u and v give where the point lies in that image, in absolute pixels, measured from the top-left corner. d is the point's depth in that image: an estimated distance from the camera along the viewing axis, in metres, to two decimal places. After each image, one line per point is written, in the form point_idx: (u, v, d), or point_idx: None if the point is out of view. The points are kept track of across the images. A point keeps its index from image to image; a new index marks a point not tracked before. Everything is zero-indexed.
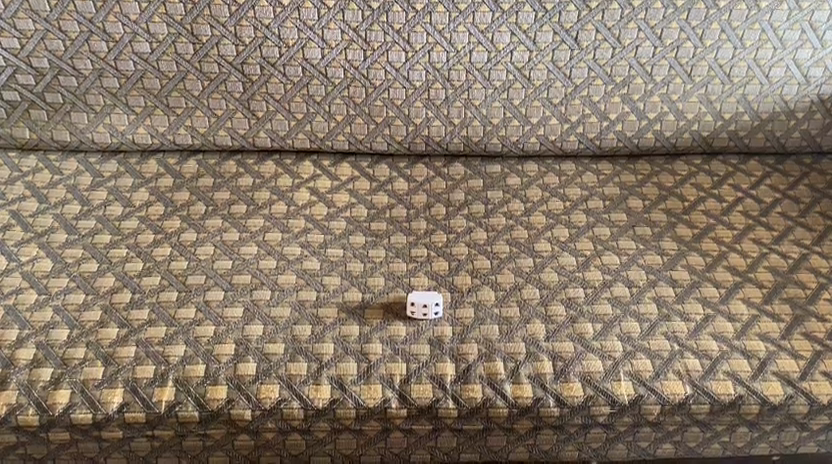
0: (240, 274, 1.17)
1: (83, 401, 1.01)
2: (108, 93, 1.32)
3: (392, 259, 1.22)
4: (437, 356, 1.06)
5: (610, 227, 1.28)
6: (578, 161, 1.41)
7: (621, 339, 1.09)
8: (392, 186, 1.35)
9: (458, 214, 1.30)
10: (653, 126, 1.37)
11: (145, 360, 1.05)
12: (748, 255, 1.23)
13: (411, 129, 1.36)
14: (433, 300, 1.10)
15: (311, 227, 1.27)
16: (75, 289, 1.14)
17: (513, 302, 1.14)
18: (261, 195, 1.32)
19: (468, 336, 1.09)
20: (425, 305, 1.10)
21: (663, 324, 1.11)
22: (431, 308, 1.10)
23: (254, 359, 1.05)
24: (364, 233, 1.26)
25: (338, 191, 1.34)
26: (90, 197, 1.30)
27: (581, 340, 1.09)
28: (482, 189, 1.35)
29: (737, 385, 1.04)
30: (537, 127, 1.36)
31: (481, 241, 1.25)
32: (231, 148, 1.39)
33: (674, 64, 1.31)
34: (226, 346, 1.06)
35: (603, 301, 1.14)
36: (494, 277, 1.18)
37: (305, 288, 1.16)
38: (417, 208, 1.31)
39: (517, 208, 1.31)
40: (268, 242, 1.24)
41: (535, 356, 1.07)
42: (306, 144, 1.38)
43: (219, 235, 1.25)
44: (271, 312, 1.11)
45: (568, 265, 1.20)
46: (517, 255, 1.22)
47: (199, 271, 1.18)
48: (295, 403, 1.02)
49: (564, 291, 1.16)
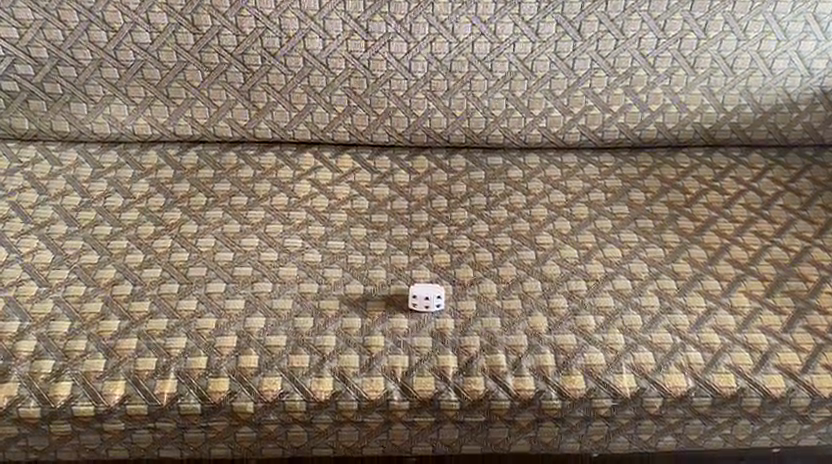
0: (286, 267, 1.18)
1: (137, 391, 1.02)
2: (148, 85, 1.35)
3: (436, 251, 1.22)
4: (487, 348, 1.07)
5: (652, 221, 1.27)
6: (616, 153, 1.42)
7: (669, 331, 1.09)
8: (432, 178, 1.35)
9: (499, 205, 1.30)
10: (692, 117, 1.39)
11: (197, 351, 1.06)
12: (792, 249, 1.22)
13: (452, 121, 1.38)
14: (434, 293, 1.11)
15: (353, 220, 1.27)
16: (123, 282, 1.15)
17: (560, 294, 1.15)
18: (302, 188, 1.32)
19: (517, 329, 1.10)
20: (427, 298, 1.11)
21: (710, 318, 1.11)
22: (430, 302, 1.11)
23: (306, 352, 1.06)
24: (406, 225, 1.26)
25: (378, 184, 1.34)
26: (132, 189, 1.31)
27: (630, 332, 1.09)
28: (523, 180, 1.35)
29: (786, 377, 1.05)
30: (579, 118, 1.38)
31: (524, 233, 1.25)
32: (272, 140, 1.41)
33: (715, 55, 1.34)
34: (278, 339, 1.07)
35: (649, 293, 1.15)
36: (540, 269, 1.19)
37: (352, 280, 1.16)
38: (458, 200, 1.31)
39: (559, 201, 1.31)
40: (311, 235, 1.24)
41: (584, 348, 1.07)
42: (347, 138, 1.40)
43: (262, 227, 1.25)
44: (320, 304, 1.12)
45: (613, 257, 1.20)
46: (561, 247, 1.22)
47: (245, 263, 1.18)
48: (349, 396, 1.03)
49: (612, 283, 1.16)
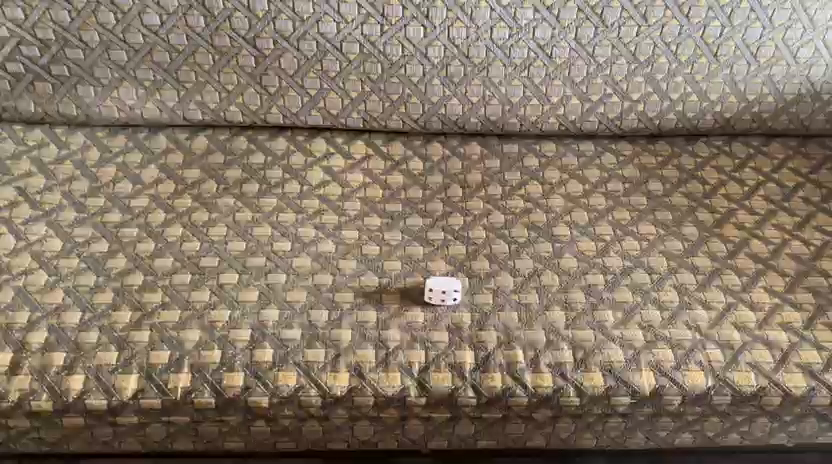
0: (254, 256, 1.15)
1: (97, 387, 0.99)
2: (115, 66, 1.26)
3: (409, 243, 1.20)
4: (456, 343, 1.05)
5: (630, 211, 1.25)
6: (597, 141, 1.37)
7: (642, 328, 1.08)
8: (408, 166, 1.32)
9: (475, 196, 1.28)
10: (675, 107, 1.32)
11: (160, 345, 1.03)
12: (770, 242, 1.21)
13: (428, 107, 1.31)
14: (448, 285, 1.09)
15: (325, 208, 1.25)
16: (87, 271, 1.12)
17: (532, 288, 1.13)
18: (274, 174, 1.29)
19: (487, 324, 1.07)
20: (444, 292, 1.08)
21: (684, 314, 1.10)
22: (450, 295, 1.09)
23: (271, 345, 1.03)
24: (379, 215, 1.24)
25: (352, 170, 1.31)
26: (98, 173, 1.27)
27: (601, 328, 1.07)
28: (500, 169, 1.32)
29: (759, 376, 1.03)
30: (558, 107, 1.31)
31: (499, 225, 1.23)
32: (242, 123, 1.34)
33: (699, 43, 1.26)
34: (242, 331, 1.04)
35: (623, 288, 1.13)
36: (512, 262, 1.17)
37: (320, 271, 1.14)
38: (434, 189, 1.29)
39: (535, 190, 1.28)
40: (281, 223, 1.21)
41: (554, 344, 1.05)
42: (319, 121, 1.33)
43: (232, 215, 1.22)
44: (287, 296, 1.10)
45: (589, 251, 1.18)
46: (535, 240, 1.20)
47: (212, 252, 1.16)
48: (312, 391, 1.00)
49: (584, 278, 1.14)
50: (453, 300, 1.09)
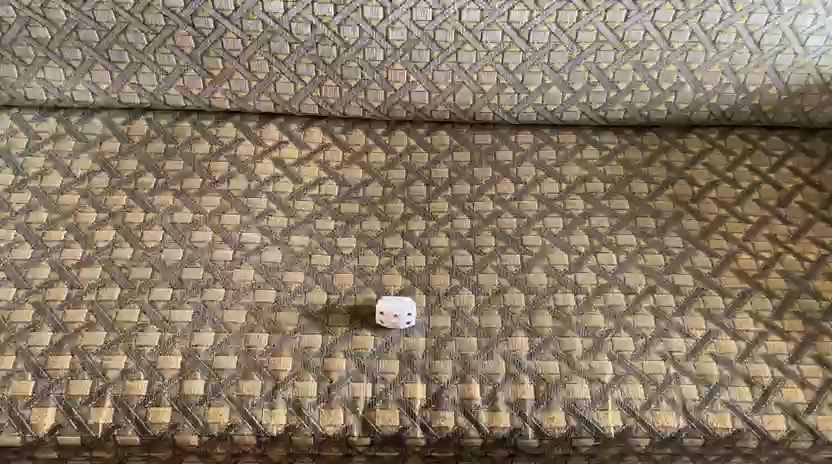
0: (191, 267, 1.05)
1: (11, 422, 0.91)
2: (38, 44, 1.13)
3: (364, 251, 1.09)
4: (407, 375, 0.96)
5: (610, 217, 1.14)
6: (580, 132, 1.24)
7: (612, 359, 0.98)
8: (369, 158, 1.20)
9: (440, 195, 1.16)
10: (666, 98, 1.19)
11: (82, 373, 0.94)
12: (761, 256, 1.10)
13: (390, 94, 1.18)
14: (401, 310, 0.98)
15: (273, 208, 1.13)
16: (6, 283, 1.02)
17: (495, 309, 1.03)
18: (219, 166, 1.17)
19: (442, 352, 0.98)
20: (397, 318, 0.98)
21: (660, 342, 1.00)
22: (402, 320, 0.99)
23: (202, 376, 0.94)
24: (333, 217, 1.13)
25: (306, 163, 1.19)
26: (24, 163, 1.15)
27: (568, 358, 0.98)
28: (470, 164, 1.20)
29: (736, 418, 0.94)
30: (535, 96, 1.18)
31: (464, 232, 1.12)
32: (185, 107, 1.21)
33: (698, 29, 1.11)
34: (170, 358, 0.95)
35: (595, 311, 1.03)
36: (476, 277, 1.06)
37: (263, 286, 1.04)
38: (395, 186, 1.17)
39: (507, 190, 1.17)
40: (224, 226, 1.10)
41: (515, 377, 0.96)
42: (269, 107, 1.19)
43: (170, 216, 1.11)
44: (224, 316, 1.00)
45: (560, 264, 1.08)
46: (503, 250, 1.09)
47: (145, 261, 1.05)
48: (246, 429, 0.91)
49: (553, 298, 1.04)
50: (406, 325, 1.00)
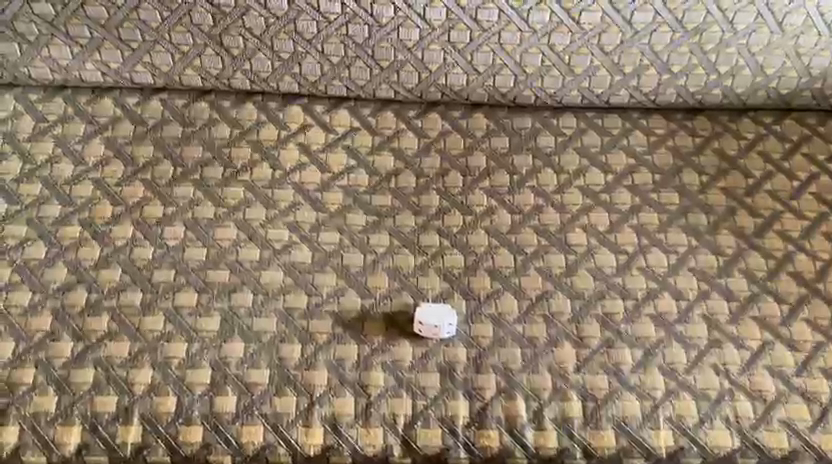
0: (216, 269, 0.98)
1: (35, 441, 0.86)
2: (41, 21, 1.04)
3: (398, 250, 1.02)
4: (449, 390, 0.91)
5: (659, 212, 1.07)
6: (626, 115, 1.15)
7: (663, 373, 0.94)
8: (400, 144, 1.12)
9: (477, 186, 1.08)
10: (722, 82, 1.10)
11: (106, 388, 0.89)
12: (819, 258, 1.04)
13: (425, 76, 1.09)
14: (442, 320, 0.93)
15: (300, 200, 1.06)
16: (20, 286, 0.96)
17: (539, 316, 0.97)
18: (240, 153, 1.09)
19: (485, 364, 0.93)
20: (437, 328, 0.93)
21: (712, 354, 0.95)
22: (442, 331, 0.94)
23: (234, 391, 0.90)
24: (364, 210, 1.06)
25: (333, 149, 1.11)
26: (32, 150, 1.07)
27: (617, 373, 0.94)
28: (509, 151, 1.11)
29: (793, 437, 0.90)
30: (582, 79, 1.09)
31: (504, 228, 1.04)
32: (202, 87, 1.11)
33: (763, 9, 1.03)
34: (200, 373, 0.90)
35: (644, 319, 0.98)
36: (518, 280, 1.00)
37: (294, 289, 0.98)
38: (429, 175, 1.09)
39: (549, 182, 1.09)
40: (249, 222, 1.03)
41: (563, 392, 0.92)
42: (294, 89, 1.10)
43: (190, 210, 1.04)
44: (253, 324, 0.94)
45: (607, 266, 1.02)
46: (546, 250, 1.03)
47: (167, 261, 0.99)
48: (282, 449, 0.87)
49: (600, 304, 0.99)
50: (446, 335, 0.94)
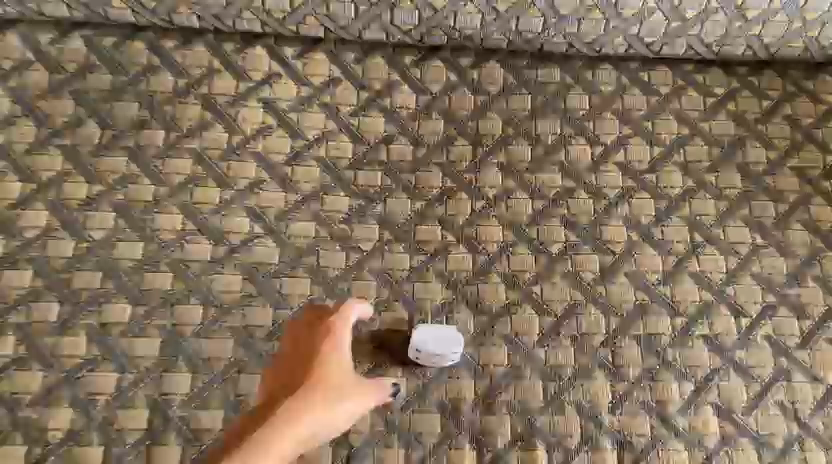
0: (155, 272, 0.77)
1: None
2: None
3: (389, 246, 0.80)
4: (451, 437, 0.73)
5: (717, 200, 0.85)
6: (678, 68, 0.91)
7: (718, 413, 0.76)
8: (393, 100, 0.87)
9: (491, 160, 0.85)
10: (809, 32, 0.86)
11: (11, 434, 0.70)
12: None
13: (427, 16, 0.84)
14: (444, 346, 0.73)
15: (264, 177, 0.82)
16: None
17: (566, 338, 0.78)
18: (187, 112, 0.85)
19: (496, 402, 0.75)
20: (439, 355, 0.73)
21: (778, 389, 0.77)
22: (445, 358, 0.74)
23: (178, 440, 0.71)
24: (347, 191, 0.82)
25: (306, 108, 0.86)
26: None
27: (661, 413, 0.75)
28: (531, 114, 0.88)
29: None
30: (631, 24, 0.85)
31: (523, 218, 0.82)
32: (135, 23, 0.86)
33: None
34: (134, 415, 0.71)
35: (695, 343, 0.78)
36: (540, 289, 0.79)
37: (256, 300, 0.77)
38: (430, 144, 0.85)
39: (580, 156, 0.86)
40: (199, 207, 0.80)
41: (593, 440, 0.74)
42: (256, 27, 0.86)
43: (122, 189, 0.81)
44: (202, 348, 0.74)
45: (652, 272, 0.81)
46: (576, 248, 0.81)
47: (92, 261, 0.77)
48: None
49: (641, 322, 0.79)
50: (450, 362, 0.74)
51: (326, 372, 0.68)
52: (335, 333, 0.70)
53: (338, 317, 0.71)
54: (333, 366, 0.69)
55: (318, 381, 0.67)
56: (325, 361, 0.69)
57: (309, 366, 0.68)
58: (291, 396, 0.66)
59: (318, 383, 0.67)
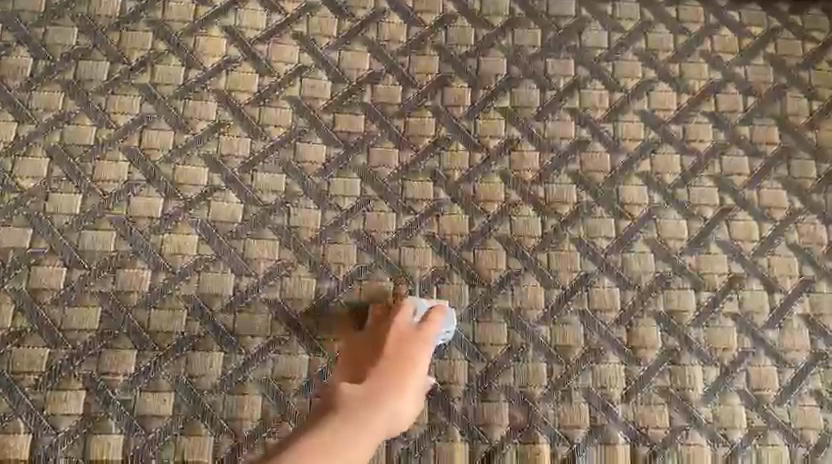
0: (96, 231, 0.65)
1: None
2: None
3: (373, 204, 0.69)
4: (440, 427, 0.63)
5: (751, 157, 0.74)
6: (710, 2, 0.79)
7: (747, 403, 0.66)
8: (380, 32, 0.74)
9: (493, 106, 0.73)
10: None
11: None
12: None
13: None
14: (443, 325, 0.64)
15: (227, 119, 0.70)
16: None
17: (574, 315, 0.67)
18: (136, 41, 0.72)
19: (493, 388, 0.65)
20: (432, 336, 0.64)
21: (815, 376, 0.67)
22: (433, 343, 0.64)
23: (120, 427, 0.60)
24: (324, 138, 0.70)
25: (278, 39, 0.73)
26: None
27: (682, 403, 0.65)
28: (539, 51, 0.75)
29: None
30: None
31: (528, 175, 0.71)
32: None
33: None
34: (69, 398, 0.61)
35: (722, 322, 0.68)
36: (546, 257, 0.69)
37: (214, 265, 0.65)
38: (422, 84, 0.73)
39: (596, 102, 0.74)
40: (149, 154, 0.68)
41: (604, 433, 0.64)
42: None
43: (58, 130, 0.68)
44: (151, 321, 0.63)
45: (674, 239, 0.70)
46: (588, 210, 0.70)
47: (22, 215, 0.65)
48: None
49: (661, 297, 0.68)
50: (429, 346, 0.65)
51: (411, 379, 0.58)
52: (429, 339, 0.61)
53: (433, 319, 0.62)
54: (417, 375, 0.59)
55: (402, 389, 0.57)
56: (411, 364, 0.59)
57: (398, 366, 0.58)
58: (370, 394, 0.55)
59: (402, 393, 0.57)
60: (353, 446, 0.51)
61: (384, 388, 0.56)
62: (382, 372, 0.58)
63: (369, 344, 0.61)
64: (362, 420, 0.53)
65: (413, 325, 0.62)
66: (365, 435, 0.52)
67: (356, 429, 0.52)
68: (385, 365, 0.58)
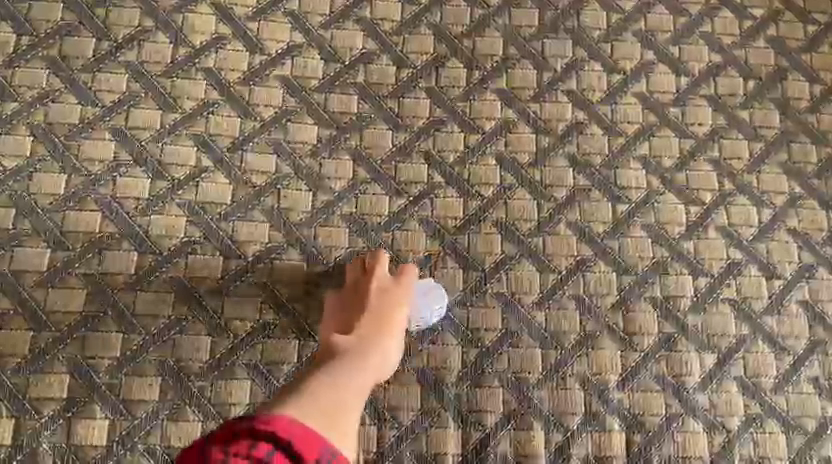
0: (81, 212, 0.64)
1: None
2: None
3: (365, 186, 0.67)
4: (433, 413, 0.62)
5: (751, 140, 0.73)
6: None
7: (744, 391, 0.65)
8: (374, 10, 0.72)
9: (489, 87, 0.72)
10: None
11: None
12: None
13: None
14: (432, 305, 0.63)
15: (216, 98, 0.68)
16: None
17: (570, 300, 0.66)
18: (123, 17, 0.70)
19: (487, 373, 0.63)
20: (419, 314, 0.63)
21: (813, 364, 0.66)
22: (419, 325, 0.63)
23: (105, 412, 0.59)
24: (316, 118, 0.69)
25: (269, 16, 0.71)
26: None
27: (679, 390, 0.64)
28: (537, 32, 0.74)
29: None
30: None
31: (524, 157, 0.70)
32: None
33: None
34: (53, 382, 0.59)
35: (719, 309, 0.67)
36: (541, 242, 0.67)
37: (203, 247, 0.64)
38: (416, 64, 0.71)
39: (594, 84, 0.73)
40: (136, 133, 0.67)
41: (598, 420, 0.63)
42: None
43: (42, 109, 0.67)
44: (138, 304, 0.62)
45: (672, 224, 0.69)
46: (585, 194, 0.69)
47: (5, 195, 0.64)
48: None
49: (659, 283, 0.67)
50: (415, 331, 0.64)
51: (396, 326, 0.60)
52: (408, 294, 0.62)
53: (409, 274, 0.63)
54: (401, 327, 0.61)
55: (389, 338, 0.58)
56: (394, 312, 0.60)
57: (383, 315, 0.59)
58: (360, 345, 0.56)
59: (390, 343, 0.58)
60: (356, 391, 0.52)
61: (372, 337, 0.57)
62: (366, 324, 0.58)
63: (346, 297, 0.61)
64: (360, 365, 0.54)
65: (391, 281, 0.62)
66: (362, 379, 0.54)
67: (352, 375, 0.53)
68: (369, 318, 0.59)
